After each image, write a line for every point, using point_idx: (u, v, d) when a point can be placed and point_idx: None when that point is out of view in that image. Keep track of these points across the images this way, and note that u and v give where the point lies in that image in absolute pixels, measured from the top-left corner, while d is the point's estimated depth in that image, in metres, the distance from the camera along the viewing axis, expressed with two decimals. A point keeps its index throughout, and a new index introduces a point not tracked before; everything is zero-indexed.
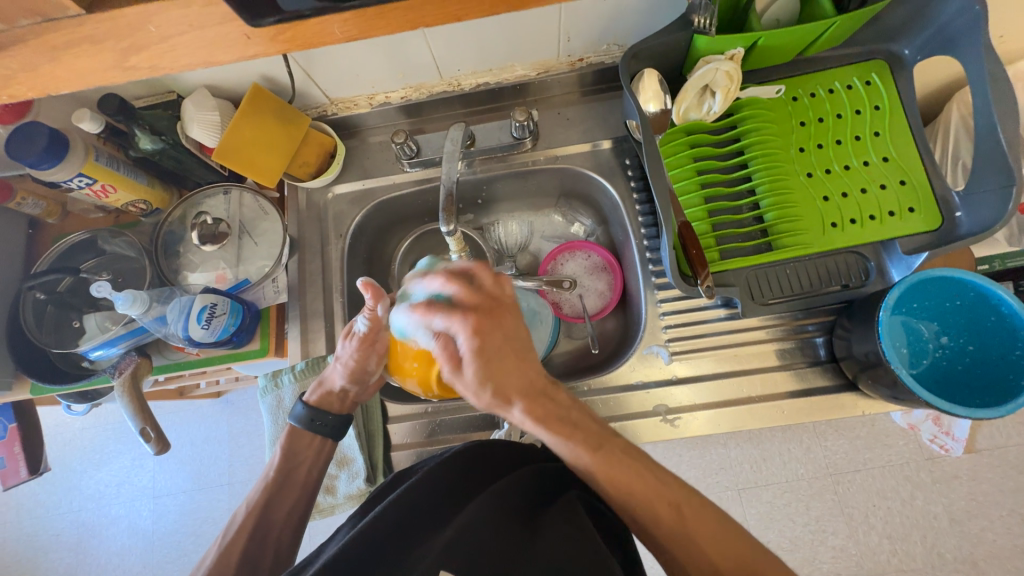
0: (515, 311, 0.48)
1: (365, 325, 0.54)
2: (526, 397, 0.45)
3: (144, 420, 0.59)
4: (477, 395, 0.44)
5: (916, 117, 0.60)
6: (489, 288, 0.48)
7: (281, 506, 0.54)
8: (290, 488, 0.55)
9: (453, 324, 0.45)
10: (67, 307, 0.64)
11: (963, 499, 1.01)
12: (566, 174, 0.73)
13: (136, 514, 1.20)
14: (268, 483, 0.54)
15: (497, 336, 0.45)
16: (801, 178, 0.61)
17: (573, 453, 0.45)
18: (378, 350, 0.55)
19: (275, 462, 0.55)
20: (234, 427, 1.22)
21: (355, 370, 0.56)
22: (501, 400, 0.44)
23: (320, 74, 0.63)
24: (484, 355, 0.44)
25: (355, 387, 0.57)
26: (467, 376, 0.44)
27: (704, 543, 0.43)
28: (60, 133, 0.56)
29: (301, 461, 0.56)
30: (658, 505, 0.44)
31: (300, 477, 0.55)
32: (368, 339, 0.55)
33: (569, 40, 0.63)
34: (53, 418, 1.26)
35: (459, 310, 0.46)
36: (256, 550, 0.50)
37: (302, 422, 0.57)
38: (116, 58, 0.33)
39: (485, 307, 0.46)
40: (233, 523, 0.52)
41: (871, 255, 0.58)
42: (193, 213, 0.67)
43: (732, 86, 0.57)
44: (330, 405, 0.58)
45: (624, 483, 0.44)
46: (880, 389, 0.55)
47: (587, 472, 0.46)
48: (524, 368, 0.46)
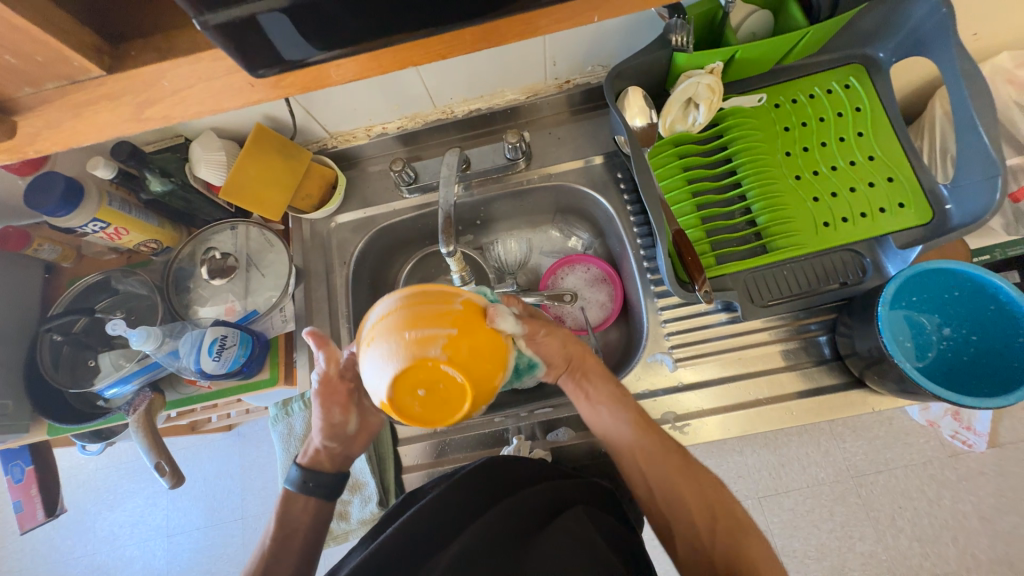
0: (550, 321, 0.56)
1: (320, 381, 0.53)
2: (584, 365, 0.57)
3: (158, 454, 0.60)
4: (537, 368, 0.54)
5: (897, 116, 0.62)
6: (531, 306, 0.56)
7: (279, 571, 0.51)
8: (286, 555, 0.52)
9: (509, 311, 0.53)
10: (83, 346, 0.65)
11: (992, 496, 0.98)
12: (561, 190, 0.75)
13: (150, 555, 1.19)
14: (264, 551, 0.52)
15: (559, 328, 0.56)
16: (790, 181, 0.62)
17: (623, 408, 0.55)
18: (338, 400, 0.54)
19: (271, 527, 0.54)
20: (246, 459, 1.22)
21: (328, 427, 0.54)
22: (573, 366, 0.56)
23: (320, 111, 0.66)
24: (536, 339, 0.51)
25: (335, 442, 0.56)
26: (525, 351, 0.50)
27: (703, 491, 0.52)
28: (75, 181, 0.59)
29: (296, 528, 0.54)
30: (653, 447, 0.52)
31: (297, 544, 0.53)
32: (327, 392, 0.54)
33: (554, 64, 0.66)
34: (68, 460, 1.27)
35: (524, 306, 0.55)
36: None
37: (296, 485, 0.55)
38: (133, 111, 0.36)
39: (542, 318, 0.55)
40: None
41: (865, 251, 0.59)
42: (202, 249, 0.70)
43: (714, 98, 0.59)
44: (323, 465, 0.56)
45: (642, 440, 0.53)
46: (887, 383, 0.55)
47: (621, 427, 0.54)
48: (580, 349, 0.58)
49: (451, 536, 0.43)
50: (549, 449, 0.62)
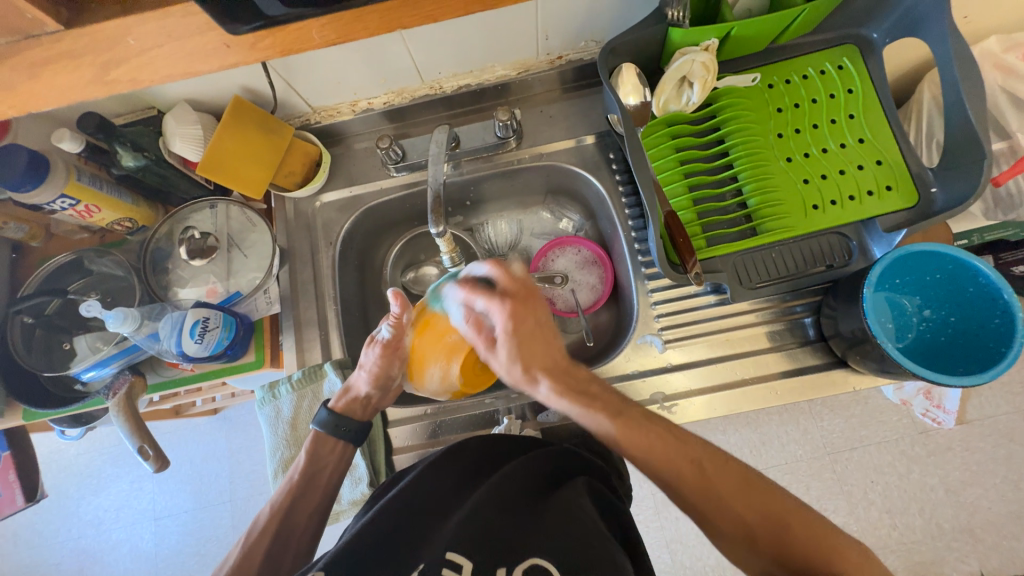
0: (544, 298, 0.54)
1: (390, 332, 0.58)
2: (551, 375, 0.50)
3: (140, 438, 0.59)
4: (510, 371, 0.51)
5: (889, 98, 0.62)
6: (526, 279, 0.53)
7: (302, 511, 0.55)
8: (312, 493, 0.56)
9: (491, 309, 0.51)
10: (57, 329, 0.63)
11: (958, 470, 1.03)
12: (552, 171, 0.74)
13: (137, 538, 1.19)
14: (292, 486, 0.56)
15: (529, 320, 0.51)
16: (781, 163, 0.62)
17: (596, 423, 0.48)
18: (401, 356, 0.59)
19: (300, 466, 0.56)
20: (233, 443, 1.21)
21: (380, 376, 0.58)
22: (530, 375, 0.50)
23: (301, 83, 0.63)
24: (519, 335, 0.51)
25: (378, 392, 0.59)
26: (501, 355, 0.51)
27: (738, 503, 0.44)
28: (40, 155, 0.56)
29: (324, 466, 0.57)
30: (682, 466, 0.45)
31: (323, 481, 0.57)
32: (392, 346, 0.58)
33: (547, 38, 0.64)
34: (47, 445, 1.24)
35: (500, 294, 0.51)
36: (277, 555, 0.52)
37: (326, 427, 0.58)
38: (96, 72, 0.34)
39: (522, 296, 0.52)
40: (257, 522, 0.54)
41: (851, 234, 0.60)
42: (180, 228, 0.67)
43: (709, 76, 0.58)
44: (354, 413, 0.59)
45: (646, 448, 0.46)
46: (868, 363, 0.56)
47: (609, 440, 0.47)
48: (550, 347, 0.52)
49: (452, 508, 0.44)
50: (539, 429, 0.63)
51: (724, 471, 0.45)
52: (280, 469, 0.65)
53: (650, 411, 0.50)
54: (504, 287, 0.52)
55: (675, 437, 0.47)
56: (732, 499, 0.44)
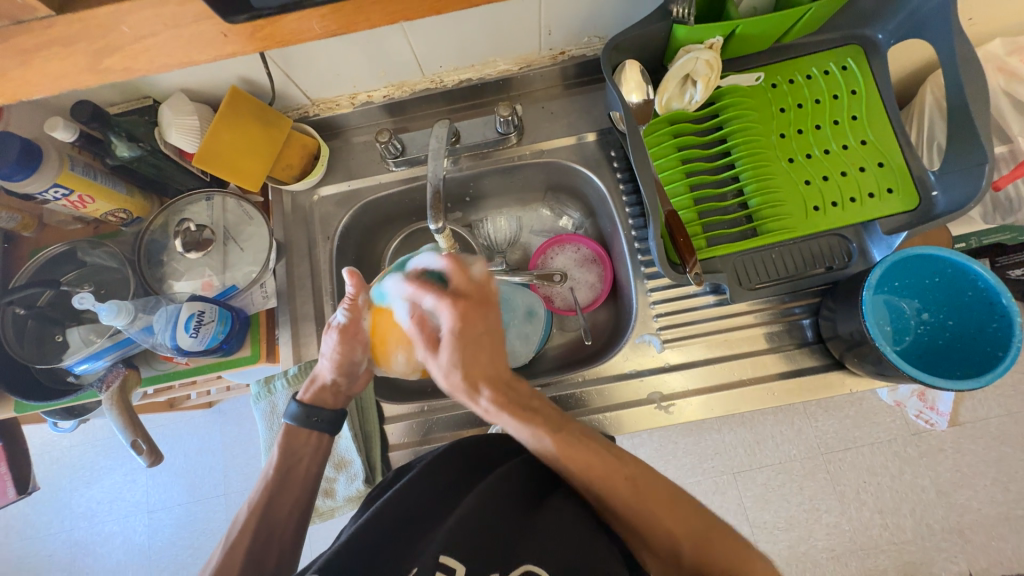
0: (497, 304, 0.52)
1: (345, 316, 0.54)
2: (493, 386, 0.48)
3: (134, 432, 0.58)
4: (449, 377, 0.48)
5: (892, 100, 0.61)
6: (482, 282, 0.52)
7: (281, 505, 0.54)
8: (290, 486, 0.55)
9: (439, 308, 0.49)
10: (49, 321, 0.62)
11: (949, 472, 1.04)
12: (551, 167, 0.73)
13: (131, 530, 1.18)
14: (268, 483, 0.55)
15: (478, 325, 0.49)
16: (782, 163, 0.62)
17: (536, 436, 0.46)
18: (362, 340, 0.55)
19: (274, 460, 0.56)
20: (228, 437, 1.20)
21: (341, 363, 0.55)
22: (470, 384, 0.48)
23: (300, 74, 0.62)
24: (464, 340, 0.48)
25: (343, 378, 0.57)
26: (442, 359, 0.48)
27: (669, 520, 0.44)
28: (33, 143, 0.55)
29: (301, 458, 0.57)
30: (617, 483, 0.45)
31: (300, 474, 0.56)
32: (350, 331, 0.54)
33: (550, 33, 0.63)
34: (39, 437, 1.23)
35: (450, 295, 0.49)
36: (260, 552, 0.51)
37: (297, 420, 0.57)
38: (89, 60, 0.33)
39: (475, 300, 0.50)
40: (236, 523, 0.52)
41: (852, 236, 0.60)
42: (175, 220, 0.66)
43: (712, 75, 0.58)
44: (324, 401, 0.58)
45: (584, 464, 0.45)
46: (865, 366, 0.56)
47: (549, 457, 0.46)
48: (495, 358, 0.49)
49: (444, 513, 0.44)
50: None
51: (655, 487, 0.46)
52: None
53: (588, 428, 0.50)
54: (455, 288, 0.50)
55: (613, 456, 0.47)
56: (661, 513, 0.44)
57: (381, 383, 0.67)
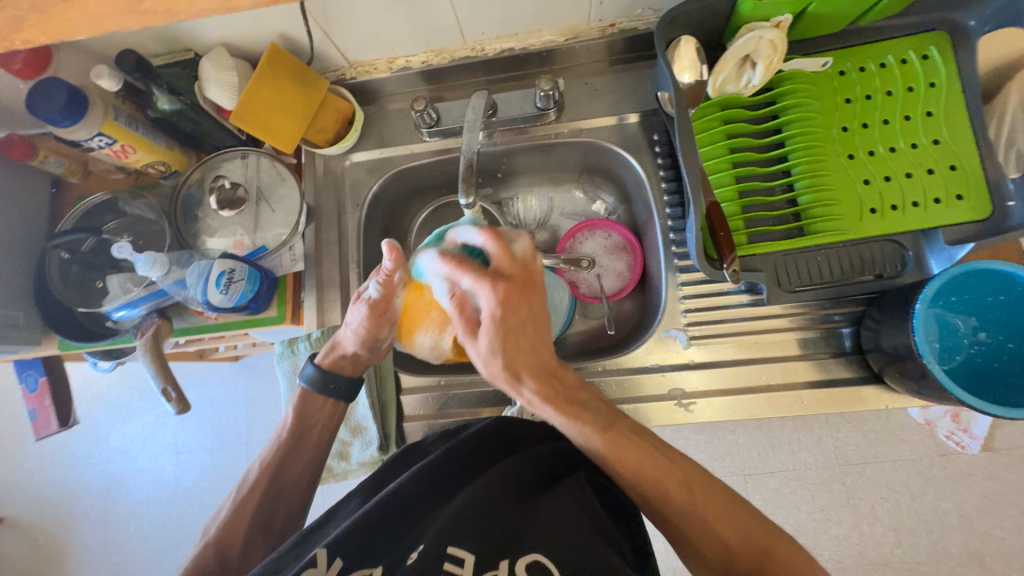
0: (542, 287, 0.48)
1: (378, 291, 0.53)
2: (537, 377, 0.45)
3: (164, 380, 0.61)
4: (489, 364, 0.45)
5: (976, 96, 0.56)
6: (527, 262, 0.48)
7: (292, 467, 0.57)
8: (303, 449, 0.57)
9: (478, 289, 0.45)
10: (91, 267, 0.64)
11: (975, 497, 0.99)
12: (589, 148, 0.70)
13: (159, 468, 1.26)
14: (280, 444, 0.56)
15: (523, 311, 0.45)
16: (841, 159, 0.57)
17: (584, 435, 0.45)
18: (390, 319, 0.55)
19: (287, 423, 0.57)
20: (251, 390, 1.25)
21: (365, 338, 0.55)
22: (514, 375, 0.45)
23: (340, 33, 0.61)
24: (506, 327, 0.44)
25: (365, 351, 0.57)
26: (482, 344, 0.44)
27: (723, 528, 0.43)
28: (79, 90, 0.56)
29: (314, 424, 0.58)
30: (669, 484, 0.44)
31: (313, 438, 0.58)
32: (381, 309, 0.54)
33: (601, 2, 0.59)
34: (81, 373, 1.31)
35: (491, 276, 0.45)
36: (270, 508, 0.54)
37: (314, 386, 0.58)
38: (129, 2, 0.32)
39: (520, 281, 0.46)
40: (247, 480, 0.55)
41: (909, 244, 0.55)
42: (211, 176, 0.67)
43: (775, 57, 0.53)
44: (342, 369, 0.59)
45: (634, 466, 0.44)
46: (907, 383, 0.53)
47: (596, 453, 0.46)
48: (540, 347, 0.46)
49: (448, 496, 0.44)
50: None
51: (712, 493, 0.44)
52: None
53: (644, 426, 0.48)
54: (499, 268, 0.46)
55: (666, 455, 0.45)
56: (713, 520, 0.43)
57: (400, 354, 0.68)
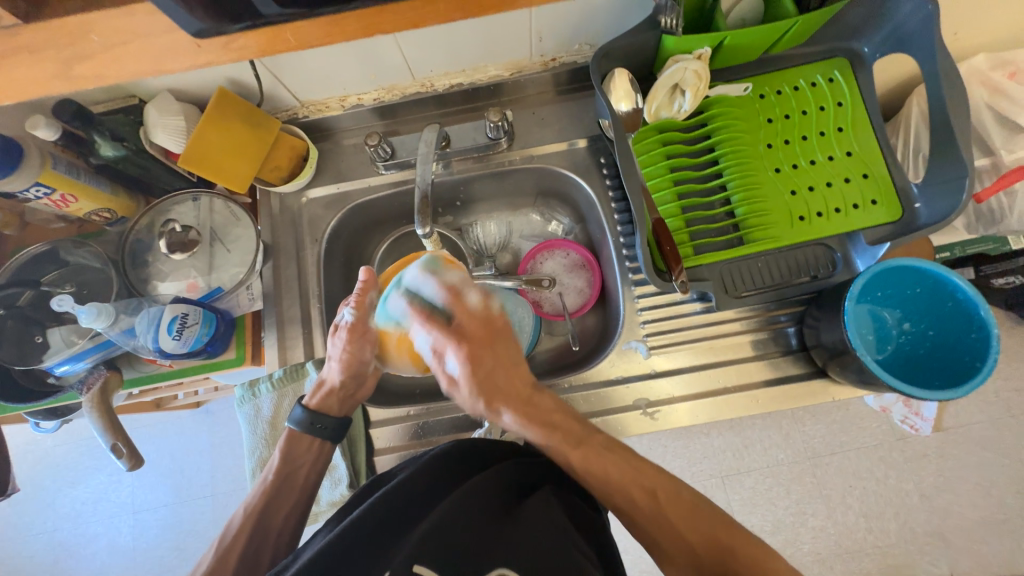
0: (501, 334, 0.56)
1: (353, 316, 0.56)
2: (511, 408, 0.54)
3: (114, 435, 0.58)
4: (474, 405, 0.55)
5: (878, 112, 0.62)
6: (475, 320, 0.56)
7: (276, 513, 0.55)
8: (288, 493, 0.56)
9: (445, 347, 0.54)
10: (30, 321, 0.60)
11: (932, 476, 1.05)
12: (542, 173, 0.73)
13: (115, 531, 1.17)
14: (267, 487, 0.56)
15: (487, 360, 0.55)
16: (770, 173, 0.62)
17: (558, 450, 0.51)
18: (371, 339, 0.57)
19: (274, 465, 0.57)
20: (216, 437, 1.19)
21: (351, 363, 0.57)
22: (491, 410, 0.54)
23: (289, 76, 0.62)
24: (475, 377, 0.54)
25: (351, 381, 0.58)
26: (461, 391, 0.55)
27: (688, 528, 0.46)
28: (14, 142, 0.54)
29: (301, 464, 0.58)
30: (636, 492, 0.48)
31: (300, 479, 0.57)
32: (358, 330, 0.56)
33: (541, 39, 0.64)
34: (23, 436, 1.21)
35: (455, 333, 0.54)
36: (252, 556, 0.52)
37: (302, 425, 0.58)
38: None
39: (477, 335, 0.55)
40: (230, 526, 0.54)
41: (837, 246, 0.61)
42: (161, 220, 0.65)
43: (701, 84, 0.59)
44: (330, 407, 0.59)
45: (607, 474, 0.49)
46: (849, 374, 0.57)
47: (574, 469, 0.50)
48: (511, 380, 0.55)
49: (419, 516, 0.43)
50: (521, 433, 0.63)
51: (677, 500, 0.48)
52: (259, 468, 0.64)
53: (617, 440, 0.52)
54: (459, 328, 0.55)
55: (634, 467, 0.49)
56: (679, 526, 0.46)
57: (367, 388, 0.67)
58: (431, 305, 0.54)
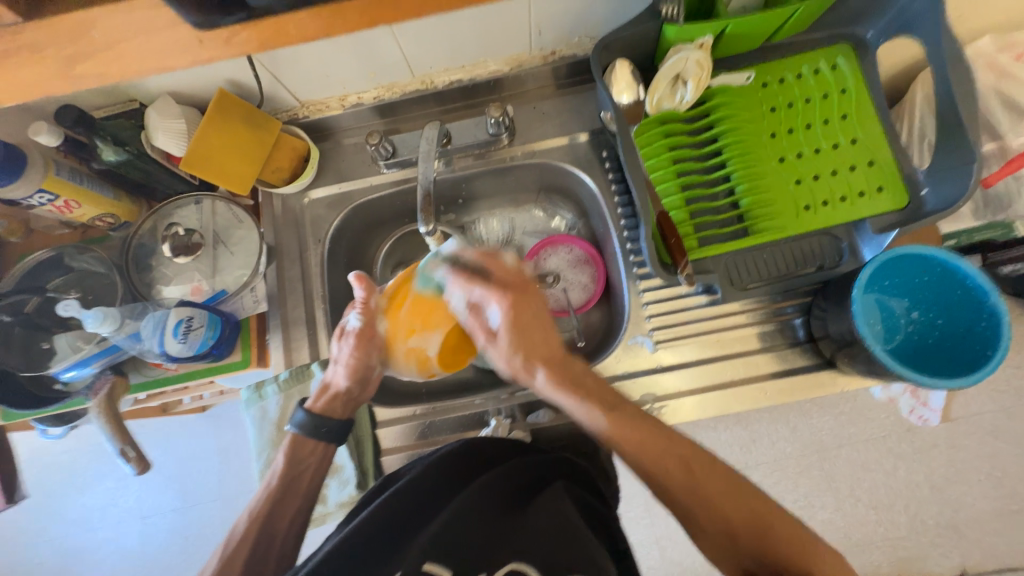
0: (538, 291, 0.54)
1: (359, 320, 0.56)
2: (549, 365, 0.52)
3: (121, 440, 0.58)
4: (509, 363, 0.53)
5: (883, 98, 0.62)
6: (518, 270, 0.54)
7: (282, 516, 0.55)
8: (293, 497, 0.56)
9: (488, 300, 0.52)
10: (36, 328, 0.60)
11: (942, 467, 1.04)
12: (544, 169, 0.73)
13: (124, 536, 1.17)
14: (272, 491, 0.55)
15: (528, 313, 0.52)
16: (774, 163, 0.62)
17: (590, 415, 0.50)
18: (377, 344, 0.57)
19: (279, 469, 0.56)
20: (222, 441, 1.19)
21: (358, 367, 0.57)
22: (528, 366, 0.52)
23: (289, 76, 0.62)
24: (517, 329, 0.52)
25: (357, 386, 0.59)
26: (500, 346, 0.52)
27: (726, 503, 0.46)
28: (16, 149, 0.55)
29: (305, 469, 0.57)
30: (671, 464, 0.48)
31: (304, 484, 0.57)
32: (364, 335, 0.56)
33: (540, 33, 0.63)
34: (31, 443, 1.22)
35: (497, 286, 0.52)
36: (258, 561, 0.52)
37: (303, 429, 0.57)
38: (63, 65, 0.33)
39: (518, 287, 0.53)
40: (235, 531, 0.53)
41: (843, 235, 0.60)
42: (163, 225, 0.66)
43: (702, 75, 0.58)
44: (335, 410, 0.59)
45: (637, 442, 0.48)
46: (856, 365, 0.56)
47: (604, 433, 0.50)
48: (549, 338, 0.53)
49: (428, 515, 0.43)
50: (528, 430, 0.62)
51: (711, 472, 0.48)
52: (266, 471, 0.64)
53: (646, 412, 0.52)
54: (502, 278, 0.53)
55: (666, 436, 0.49)
56: (717, 501, 0.46)
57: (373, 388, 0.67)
58: (469, 266, 0.53)
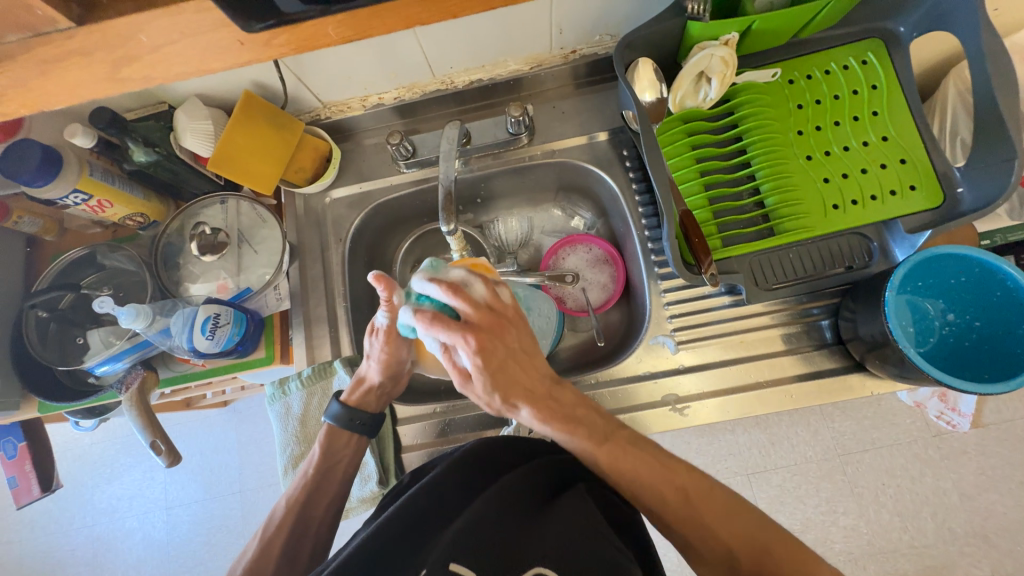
0: (514, 320, 0.50)
1: (387, 319, 0.54)
2: (532, 403, 0.49)
3: (152, 433, 0.59)
4: (487, 401, 0.50)
5: (915, 94, 0.60)
6: (491, 304, 0.49)
7: (317, 504, 0.57)
8: (328, 487, 0.58)
9: (456, 343, 0.47)
10: (70, 323, 0.63)
11: (972, 475, 1.01)
12: (563, 168, 0.72)
13: (149, 526, 1.21)
14: (307, 481, 0.57)
15: (501, 350, 0.48)
16: (801, 161, 0.60)
17: (580, 446, 0.49)
18: (406, 338, 0.55)
19: (314, 460, 0.58)
20: (243, 435, 1.22)
21: (389, 363, 0.56)
22: (509, 405, 0.49)
23: (313, 77, 0.62)
24: (490, 371, 0.47)
25: (389, 378, 0.59)
26: (475, 387, 0.49)
27: (721, 527, 0.46)
28: (53, 150, 0.56)
29: (339, 461, 0.59)
30: (667, 489, 0.48)
31: (338, 476, 0.58)
32: (393, 332, 0.55)
33: (561, 32, 0.63)
34: (62, 435, 1.26)
35: (465, 328, 0.47)
36: (295, 545, 0.55)
37: (341, 420, 0.58)
38: (109, 69, 0.34)
39: (488, 325, 0.48)
40: (274, 517, 0.56)
41: (872, 235, 0.58)
42: (191, 223, 0.67)
43: (728, 71, 0.57)
44: (368, 404, 0.60)
45: (631, 471, 0.48)
46: (887, 368, 0.55)
47: (595, 462, 0.49)
48: (530, 373, 0.50)
49: (451, 514, 0.44)
50: None
51: (710, 498, 0.48)
52: (290, 465, 0.65)
53: (642, 435, 0.52)
54: (471, 319, 0.47)
55: (664, 464, 0.49)
56: (712, 524, 0.47)
57: None
58: (434, 306, 0.47)
